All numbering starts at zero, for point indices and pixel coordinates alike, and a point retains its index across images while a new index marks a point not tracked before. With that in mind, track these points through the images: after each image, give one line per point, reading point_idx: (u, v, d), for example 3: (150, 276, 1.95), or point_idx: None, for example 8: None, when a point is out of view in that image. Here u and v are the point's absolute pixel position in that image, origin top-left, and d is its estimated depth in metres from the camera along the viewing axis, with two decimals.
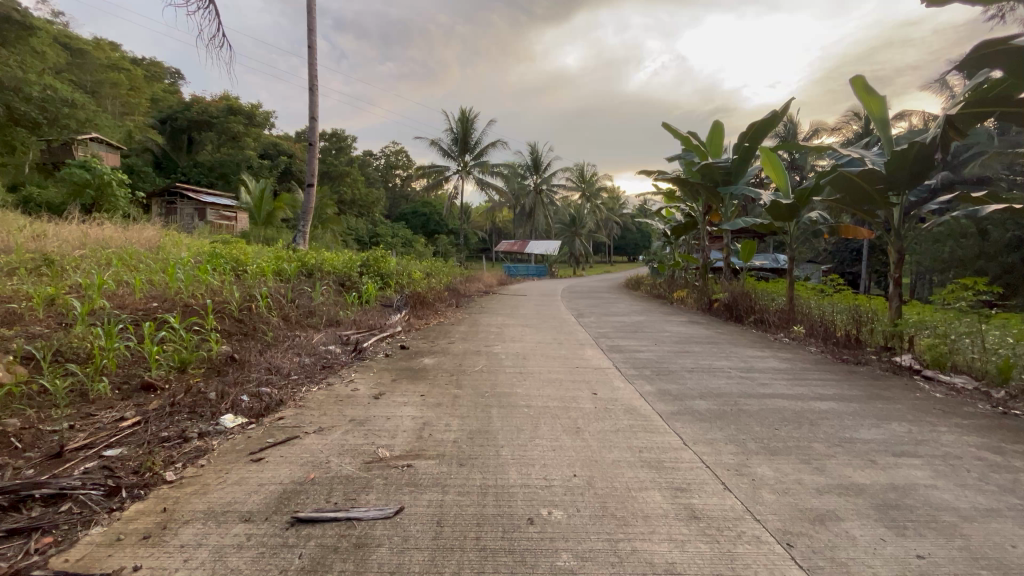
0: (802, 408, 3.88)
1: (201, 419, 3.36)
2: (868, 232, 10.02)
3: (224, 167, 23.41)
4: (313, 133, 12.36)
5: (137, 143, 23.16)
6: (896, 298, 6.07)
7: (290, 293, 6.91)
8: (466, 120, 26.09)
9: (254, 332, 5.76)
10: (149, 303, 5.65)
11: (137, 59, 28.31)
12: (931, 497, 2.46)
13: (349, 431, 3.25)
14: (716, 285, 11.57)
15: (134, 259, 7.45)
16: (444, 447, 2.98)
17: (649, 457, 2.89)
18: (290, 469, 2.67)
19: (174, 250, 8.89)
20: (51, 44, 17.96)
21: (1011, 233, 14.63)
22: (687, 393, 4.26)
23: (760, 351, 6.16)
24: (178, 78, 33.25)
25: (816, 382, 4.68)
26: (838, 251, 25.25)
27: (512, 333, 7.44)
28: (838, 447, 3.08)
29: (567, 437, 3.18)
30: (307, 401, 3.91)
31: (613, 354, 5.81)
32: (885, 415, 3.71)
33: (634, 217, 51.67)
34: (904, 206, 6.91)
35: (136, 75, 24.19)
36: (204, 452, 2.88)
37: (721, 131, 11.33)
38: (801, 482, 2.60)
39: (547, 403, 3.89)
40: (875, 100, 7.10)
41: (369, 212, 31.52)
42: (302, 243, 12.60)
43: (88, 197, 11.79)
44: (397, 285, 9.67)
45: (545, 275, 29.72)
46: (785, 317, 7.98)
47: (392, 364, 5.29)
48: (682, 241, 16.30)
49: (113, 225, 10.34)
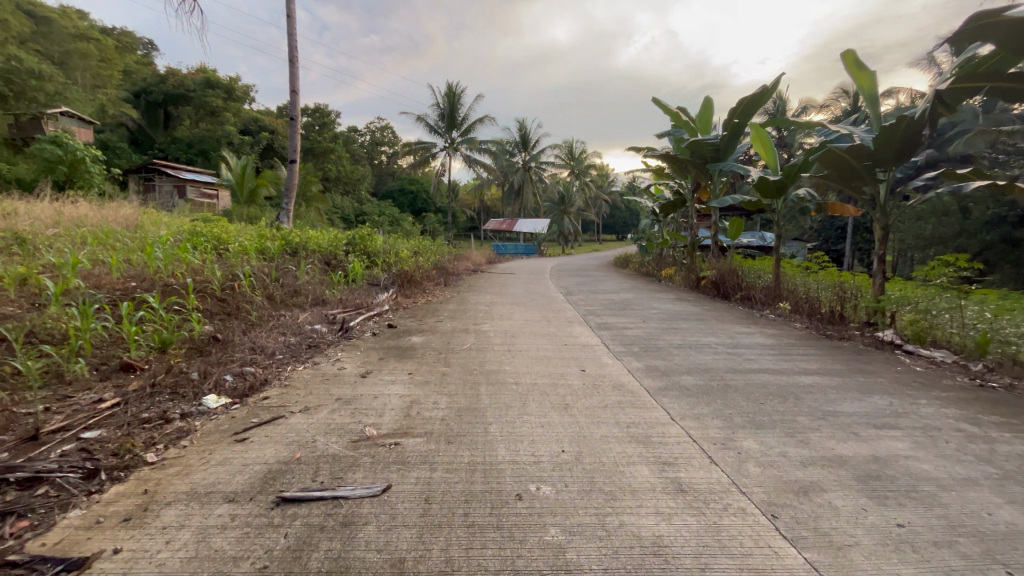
0: (787, 382, 3.93)
1: (184, 399, 3.30)
2: (854, 210, 10.06)
3: (203, 143, 22.72)
4: (295, 107, 11.98)
5: (110, 117, 22.29)
6: (878, 274, 6.15)
7: (273, 271, 6.77)
8: (452, 96, 25.49)
9: (237, 311, 5.65)
10: (127, 283, 5.50)
11: (108, 29, 27.08)
12: (912, 467, 2.51)
13: (336, 410, 3.22)
14: (704, 262, 11.62)
15: (111, 238, 7.23)
16: (432, 425, 2.97)
17: (636, 432, 2.91)
18: (275, 449, 2.64)
19: (153, 228, 8.64)
20: (14, 11, 17.03)
21: (992, 211, 14.94)
22: (675, 369, 4.28)
23: (747, 328, 6.23)
24: (152, 50, 31.96)
25: (800, 357, 4.75)
26: (823, 229, 25.54)
27: (500, 311, 7.42)
28: (822, 420, 3.13)
29: (556, 413, 3.18)
30: (293, 380, 3.86)
31: (602, 331, 5.82)
32: (867, 389, 3.78)
33: (622, 195, 51.51)
34: (891, 182, 6.92)
35: (107, 45, 23.14)
36: (186, 433, 2.82)
37: (711, 107, 11.21)
38: (785, 454, 2.64)
39: (536, 380, 3.90)
40: (866, 75, 7.05)
41: (354, 189, 30.96)
42: (286, 221, 12.34)
43: (63, 173, 11.35)
44: (384, 263, 9.55)
45: (534, 253, 29.69)
46: (771, 294, 8.08)
47: (380, 342, 5.24)
48: (670, 219, 16.31)
49: (89, 203, 10.00)
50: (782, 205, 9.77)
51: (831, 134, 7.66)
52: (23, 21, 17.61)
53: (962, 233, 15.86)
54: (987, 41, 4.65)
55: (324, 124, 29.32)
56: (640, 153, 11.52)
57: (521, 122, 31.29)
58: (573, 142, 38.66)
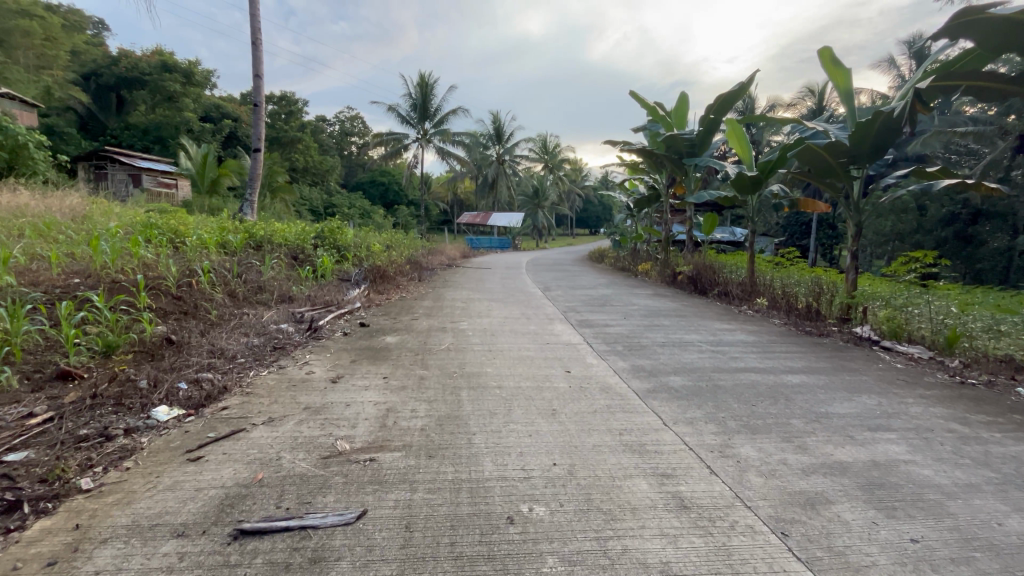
0: (774, 382, 3.85)
1: (129, 412, 2.94)
2: (825, 207, 10.19)
3: (160, 130, 21.48)
4: (258, 93, 11.35)
5: (57, 101, 20.84)
6: (851, 269, 6.19)
7: (235, 266, 6.34)
8: (424, 86, 24.92)
9: (195, 310, 5.25)
10: (69, 279, 5.02)
11: (53, 5, 25.23)
12: (913, 474, 2.43)
13: (303, 420, 2.94)
14: (680, 257, 11.66)
15: (53, 230, 6.64)
16: (411, 437, 2.73)
17: (630, 440, 2.74)
18: (235, 469, 2.35)
19: (103, 220, 8.01)
20: None
21: (946, 209, 15.44)
22: (662, 368, 4.15)
23: (727, 324, 6.19)
24: (103, 30, 30.12)
25: (783, 354, 4.71)
26: (788, 224, 26.29)
27: (478, 307, 7.19)
28: (817, 423, 3.04)
29: (543, 421, 2.98)
30: (256, 387, 3.53)
31: (584, 329, 5.66)
32: (855, 388, 3.73)
33: (596, 190, 51.82)
34: (863, 179, 6.99)
35: (52, 24, 21.54)
36: (131, 453, 2.50)
37: (687, 103, 11.21)
38: (785, 462, 2.52)
39: (519, 383, 3.70)
40: (841, 72, 7.09)
41: (323, 180, 29.95)
42: (250, 213, 11.72)
43: (3, 159, 10.39)
44: (355, 258, 9.14)
45: (509, 248, 29.48)
46: (747, 290, 8.09)
47: (352, 343, 4.93)
48: (644, 214, 16.35)
49: (30, 191, 9.21)
50: (755, 201, 9.80)
51: (806, 131, 7.70)
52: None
53: (919, 230, 16.42)
54: (967, 39, 4.71)
55: (291, 113, 28.09)
56: (617, 146, 11.41)
57: (495, 114, 30.89)
58: (547, 136, 38.49)
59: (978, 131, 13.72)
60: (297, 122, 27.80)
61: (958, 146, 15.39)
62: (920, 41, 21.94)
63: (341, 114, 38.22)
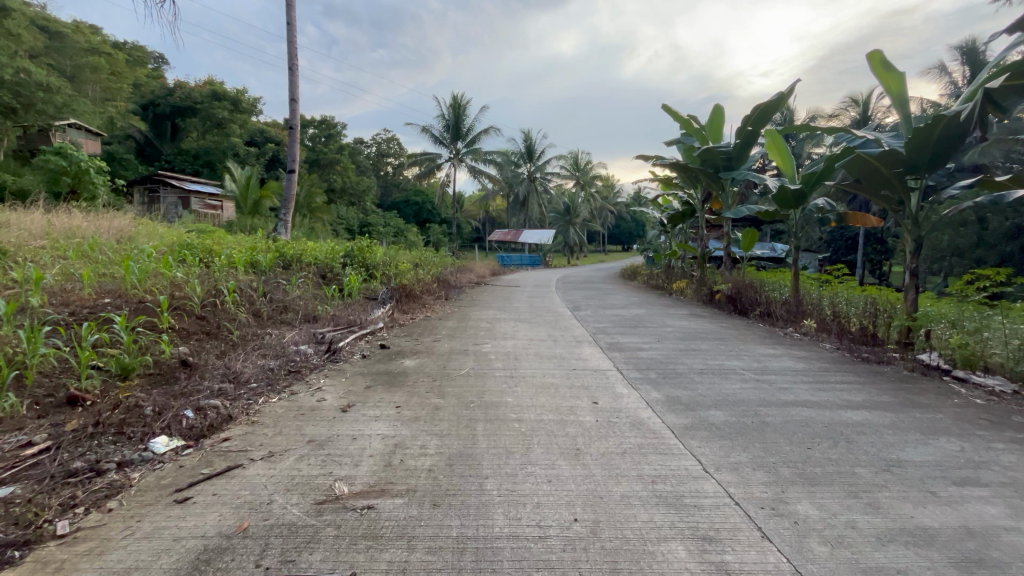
0: (831, 420, 3.38)
1: (127, 443, 2.80)
2: (878, 221, 9.43)
3: (209, 154, 22.52)
4: (294, 116, 11.62)
5: (118, 130, 22.28)
6: (910, 288, 5.61)
7: (261, 285, 6.32)
8: (457, 107, 25.31)
9: (217, 330, 5.20)
10: (99, 299, 5.07)
11: (119, 43, 27.18)
12: (1020, 546, 1.98)
13: (304, 457, 2.72)
14: (717, 275, 11.08)
15: (95, 251, 6.84)
16: (417, 479, 2.46)
17: (664, 491, 2.38)
18: (220, 514, 2.14)
19: (145, 240, 8.28)
20: (28, 26, 17.10)
21: (1011, 222, 14.27)
22: (700, 401, 3.75)
23: (772, 349, 5.67)
24: (163, 64, 32.36)
25: (838, 386, 4.20)
26: (832, 239, 25.06)
27: (503, 328, 6.91)
28: (887, 474, 2.59)
29: (565, 463, 2.66)
30: (263, 416, 3.35)
31: (613, 353, 5.28)
32: (929, 430, 3.22)
33: (628, 206, 51.21)
34: (923, 189, 6.33)
35: (117, 59, 23.16)
36: (118, 491, 2.34)
37: (722, 115, 10.76)
38: (854, 526, 2.11)
39: (541, 417, 3.36)
40: (893, 76, 6.57)
41: (360, 201, 30.68)
42: (284, 232, 11.94)
43: (66, 184, 11.04)
44: (383, 276, 9.06)
45: (540, 265, 29.26)
46: (793, 310, 7.51)
47: (369, 367, 4.73)
48: (678, 230, 15.77)
49: (83, 214, 9.66)
50: (799, 215, 9.15)
51: (855, 140, 7.18)
52: (33, 34, 17.60)
53: (980, 244, 15.20)
54: None
55: (330, 136, 29.09)
56: (649, 161, 11.06)
57: (526, 133, 31.03)
58: (579, 153, 38.38)
59: None
60: (336, 144, 28.69)
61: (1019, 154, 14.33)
62: (975, 45, 20.70)
63: (377, 136, 39.29)
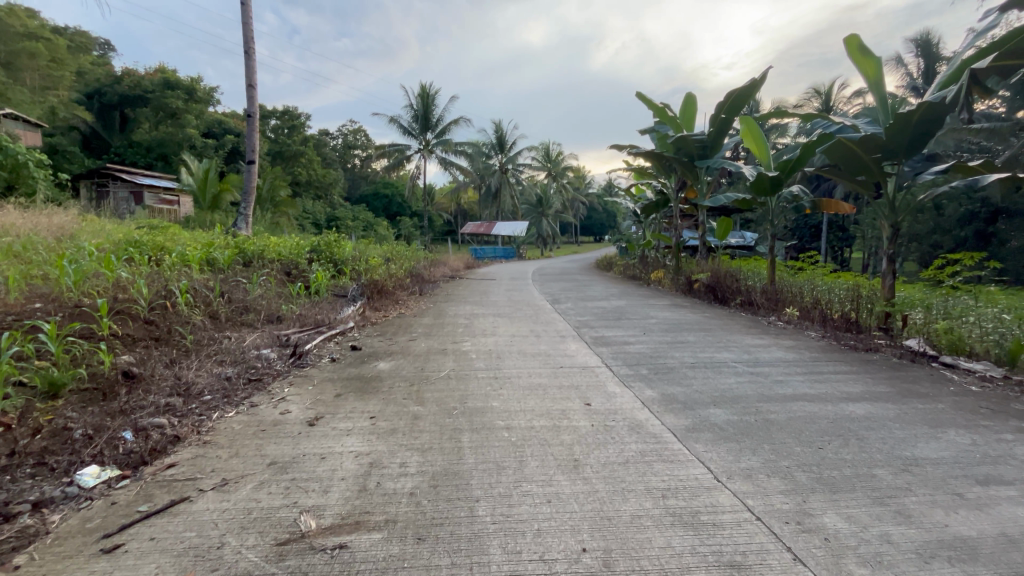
0: (835, 414, 3.22)
1: (48, 477, 2.37)
2: (851, 208, 9.40)
3: (163, 146, 21.17)
4: (252, 104, 10.87)
5: (61, 120, 20.68)
6: (888, 274, 5.59)
7: (217, 285, 5.79)
8: (426, 97, 24.61)
9: (168, 336, 4.68)
10: (29, 305, 4.50)
11: (59, 28, 25.33)
12: None
13: (265, 483, 2.35)
14: (693, 264, 10.99)
15: (29, 250, 6.16)
16: (398, 508, 2.12)
17: (677, 508, 2.13)
18: (157, 568, 1.76)
19: (88, 238, 7.55)
20: None
21: (964, 208, 14.74)
22: (697, 399, 3.53)
23: (759, 339, 5.54)
24: (110, 51, 30.44)
25: (835, 377, 4.06)
26: (797, 228, 25.69)
27: (481, 325, 6.58)
28: (907, 475, 2.41)
29: (564, 478, 2.38)
30: (217, 434, 2.95)
31: (600, 348, 5.04)
32: (934, 422, 3.09)
33: (600, 197, 51.46)
34: (900, 175, 6.18)
35: (58, 45, 21.47)
36: (29, 541, 1.93)
37: (695, 104, 10.66)
38: (889, 540, 1.91)
39: (531, 423, 3.07)
40: (870, 61, 6.51)
41: (327, 194, 29.60)
42: (244, 227, 11.24)
43: (3, 179, 9.92)
44: (353, 272, 8.58)
45: (514, 257, 28.96)
46: (773, 298, 7.41)
47: (340, 372, 4.33)
48: (652, 220, 15.69)
49: (18, 210, 8.78)
50: (775, 203, 9.05)
51: (831, 126, 7.09)
52: None
53: (937, 230, 15.73)
54: None
55: (293, 127, 27.91)
56: (623, 150, 10.85)
57: (497, 123, 30.56)
58: (550, 144, 38.15)
59: (992, 127, 13.23)
60: (300, 136, 27.57)
61: (970, 143, 14.82)
62: (928, 39, 21.36)
63: (344, 127, 38.10)
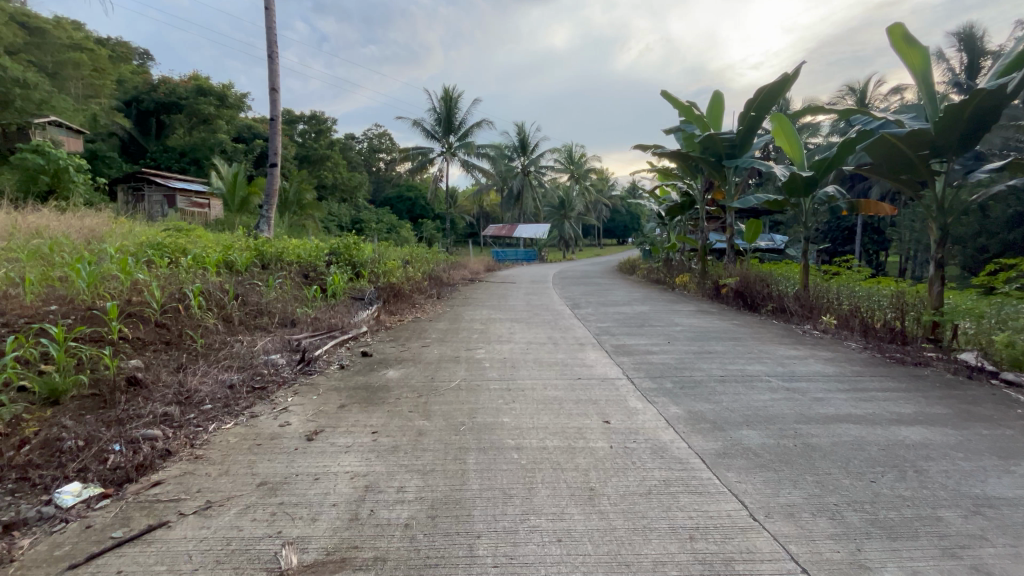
0: (885, 440, 2.86)
1: (28, 494, 2.24)
2: (892, 209, 8.76)
3: (195, 151, 21.70)
4: (275, 108, 10.91)
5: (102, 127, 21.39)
6: (936, 280, 5.15)
7: (231, 287, 5.67)
8: (449, 100, 24.65)
9: (179, 340, 4.57)
10: (44, 308, 4.47)
11: (102, 39, 26.35)
12: None
13: (250, 507, 2.17)
14: (720, 268, 10.51)
15: (55, 251, 6.22)
16: (390, 546, 1.89)
17: (706, 554, 1.84)
18: None
19: (116, 240, 7.64)
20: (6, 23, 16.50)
21: (1013, 210, 13.88)
22: (728, 417, 3.21)
23: (794, 350, 5.15)
24: (149, 60, 31.56)
25: (883, 396, 3.66)
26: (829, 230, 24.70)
27: (497, 331, 6.33)
28: (980, 519, 2.06)
29: (578, 513, 2.11)
30: (211, 449, 2.79)
31: (621, 358, 4.74)
32: (1003, 453, 2.70)
33: (623, 200, 50.78)
34: (948, 174, 5.72)
35: (100, 55, 22.30)
36: None
37: (722, 103, 10.23)
38: None
39: (544, 444, 2.81)
40: (916, 51, 6.03)
41: (351, 197, 29.86)
42: (267, 229, 11.31)
43: (45, 184, 10.22)
44: (370, 274, 8.49)
45: (535, 260, 28.65)
46: (807, 305, 6.92)
47: (347, 381, 4.16)
48: (677, 222, 15.20)
49: (51, 211, 8.97)
50: (809, 204, 8.53)
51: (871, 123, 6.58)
52: (12, 30, 16.78)
53: (982, 233, 14.82)
54: None
55: (319, 132, 28.44)
56: (647, 150, 10.48)
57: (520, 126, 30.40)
58: (573, 147, 37.81)
59: None
60: (326, 140, 28.01)
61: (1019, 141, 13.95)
62: (973, 32, 20.24)
63: (369, 131, 38.62)
